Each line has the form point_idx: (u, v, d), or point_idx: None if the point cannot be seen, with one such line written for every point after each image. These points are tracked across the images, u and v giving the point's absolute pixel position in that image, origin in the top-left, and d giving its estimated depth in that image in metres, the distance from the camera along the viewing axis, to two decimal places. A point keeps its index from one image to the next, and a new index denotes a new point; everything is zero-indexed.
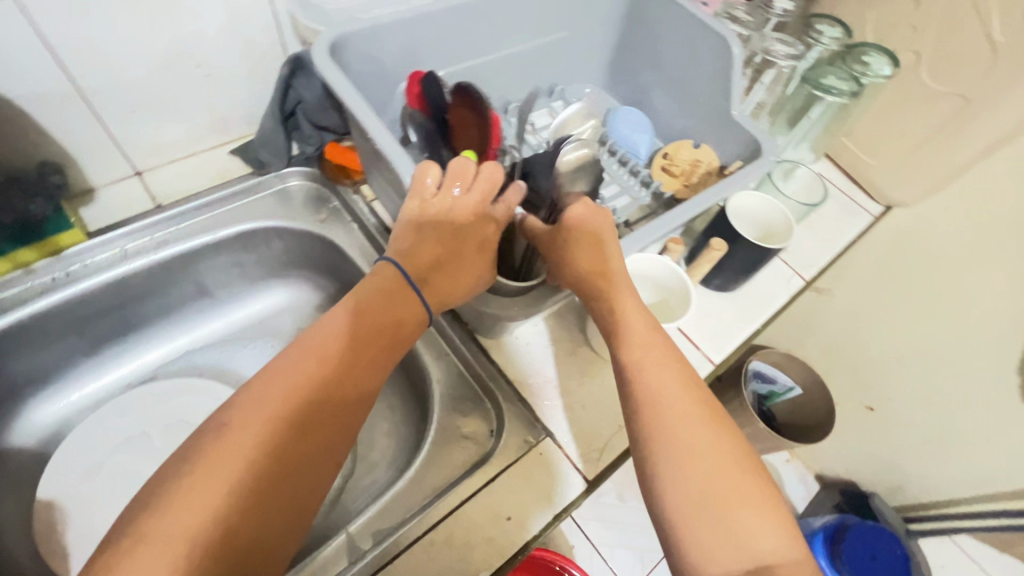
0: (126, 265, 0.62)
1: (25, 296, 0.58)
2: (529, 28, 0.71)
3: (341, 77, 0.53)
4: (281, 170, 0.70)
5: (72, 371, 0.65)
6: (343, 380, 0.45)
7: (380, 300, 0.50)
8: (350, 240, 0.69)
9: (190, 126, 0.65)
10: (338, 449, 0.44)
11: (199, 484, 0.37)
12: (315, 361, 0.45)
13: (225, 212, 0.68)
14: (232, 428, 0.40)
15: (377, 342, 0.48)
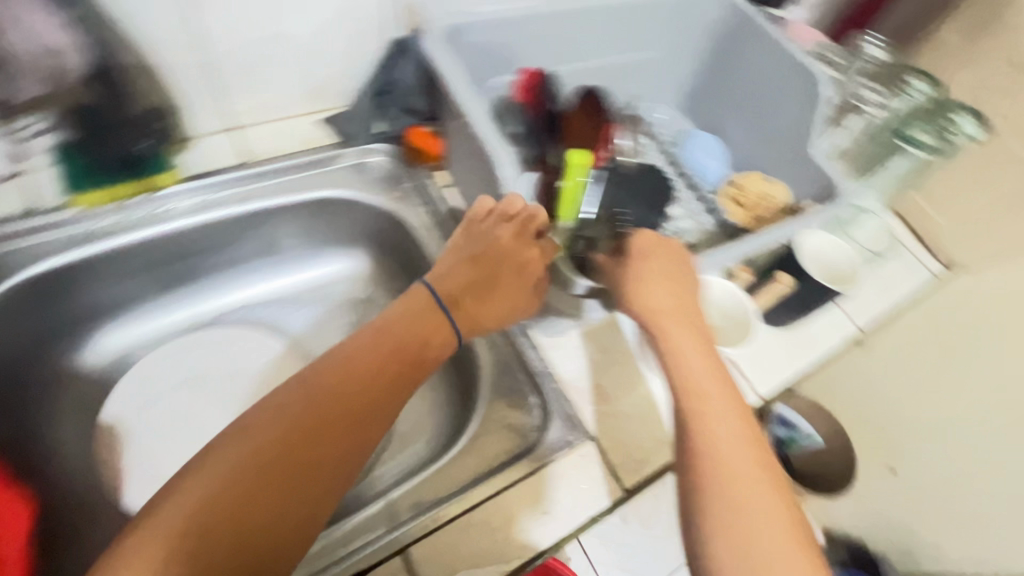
0: (205, 216, 0.65)
1: (113, 229, 0.61)
2: (619, 41, 0.74)
3: (454, 62, 0.60)
4: (365, 145, 0.72)
5: (140, 307, 0.68)
6: (364, 389, 0.48)
7: (409, 319, 0.54)
8: (421, 222, 0.71)
9: (286, 91, 0.69)
10: (352, 455, 0.46)
11: (217, 468, 0.41)
12: (339, 371, 0.48)
13: (304, 177, 0.70)
14: (254, 423, 0.44)
15: (401, 357, 0.51)
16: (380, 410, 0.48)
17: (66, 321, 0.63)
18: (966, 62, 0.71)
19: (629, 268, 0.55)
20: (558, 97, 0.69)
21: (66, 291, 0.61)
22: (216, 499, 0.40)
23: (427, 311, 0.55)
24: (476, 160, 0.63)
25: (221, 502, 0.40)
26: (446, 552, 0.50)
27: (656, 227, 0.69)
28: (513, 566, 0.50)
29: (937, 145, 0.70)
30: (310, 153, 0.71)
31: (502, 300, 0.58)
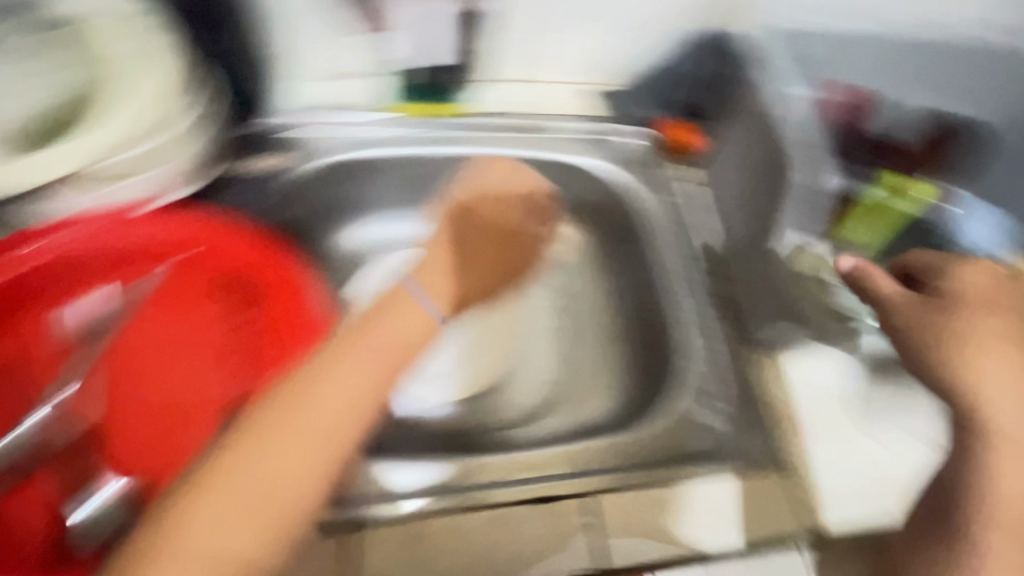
0: (467, 148, 0.71)
1: (397, 138, 0.71)
2: (920, 75, 0.69)
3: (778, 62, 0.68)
4: (625, 127, 0.75)
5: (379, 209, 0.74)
6: (338, 395, 0.45)
7: (384, 319, 0.52)
8: (656, 206, 0.72)
9: (581, 61, 0.74)
10: (313, 432, 0.44)
11: (205, 510, 0.39)
12: (333, 374, 0.46)
13: (561, 138, 0.73)
14: (234, 448, 0.42)
15: (378, 358, 0.49)
16: (321, 380, 0.46)
17: (326, 203, 0.71)
18: None
19: (965, 312, 0.52)
20: (874, 126, 0.70)
21: (345, 177, 0.70)
22: (225, 532, 0.39)
23: (427, 280, 0.58)
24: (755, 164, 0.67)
25: (240, 527, 0.39)
26: (618, 522, 0.53)
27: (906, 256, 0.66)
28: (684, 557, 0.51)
29: None
30: (578, 118, 0.74)
31: (435, 291, 0.57)
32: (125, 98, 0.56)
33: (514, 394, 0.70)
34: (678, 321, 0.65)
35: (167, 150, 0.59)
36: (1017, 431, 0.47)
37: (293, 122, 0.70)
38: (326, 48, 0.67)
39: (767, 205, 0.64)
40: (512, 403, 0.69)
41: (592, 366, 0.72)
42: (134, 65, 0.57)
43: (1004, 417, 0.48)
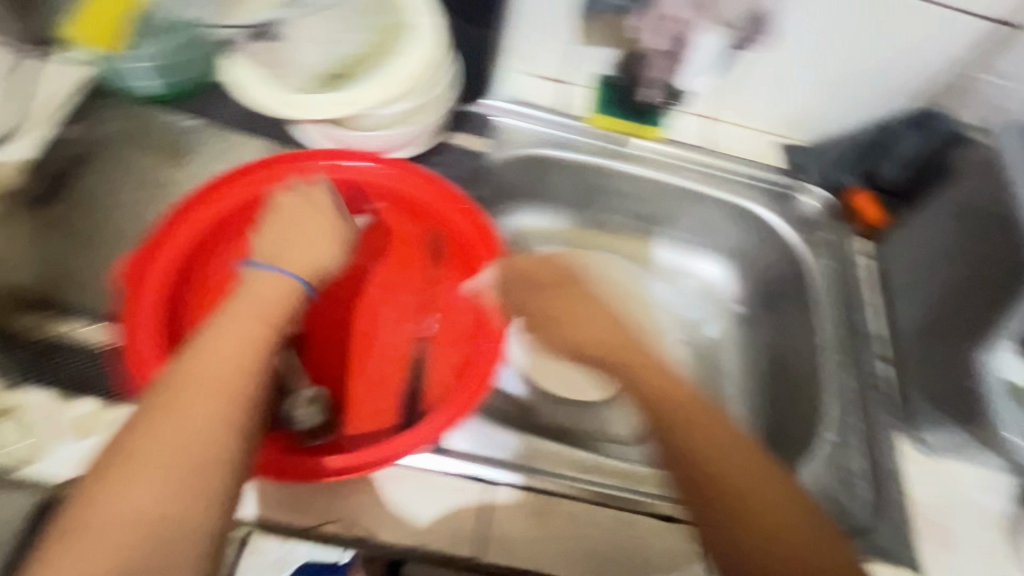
0: (648, 171, 0.73)
1: (584, 146, 0.72)
2: None
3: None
4: (808, 185, 0.73)
5: (546, 208, 0.79)
6: (243, 341, 0.41)
7: (235, 304, 0.43)
8: (819, 271, 0.69)
9: (780, 110, 0.73)
10: (189, 409, 0.37)
11: (126, 483, 0.34)
12: (210, 346, 0.40)
13: (738, 182, 0.73)
14: (141, 422, 0.36)
15: (254, 320, 0.42)
16: (206, 351, 0.39)
17: (502, 189, 0.74)
18: None
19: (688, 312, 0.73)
20: None
21: (534, 171, 0.73)
22: (152, 493, 0.34)
23: (305, 238, 0.50)
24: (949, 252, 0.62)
25: (163, 486, 0.34)
26: None
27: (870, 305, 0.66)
28: None
29: None
30: (757, 167, 0.74)
31: (315, 225, 0.51)
32: (410, 59, 0.54)
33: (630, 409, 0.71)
34: (827, 389, 0.63)
35: (417, 113, 0.58)
36: (703, 428, 0.48)
37: (496, 113, 0.71)
38: (548, 46, 0.70)
39: (963, 278, 0.59)
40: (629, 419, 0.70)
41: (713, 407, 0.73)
42: (428, 28, 0.55)
43: (707, 438, 0.47)
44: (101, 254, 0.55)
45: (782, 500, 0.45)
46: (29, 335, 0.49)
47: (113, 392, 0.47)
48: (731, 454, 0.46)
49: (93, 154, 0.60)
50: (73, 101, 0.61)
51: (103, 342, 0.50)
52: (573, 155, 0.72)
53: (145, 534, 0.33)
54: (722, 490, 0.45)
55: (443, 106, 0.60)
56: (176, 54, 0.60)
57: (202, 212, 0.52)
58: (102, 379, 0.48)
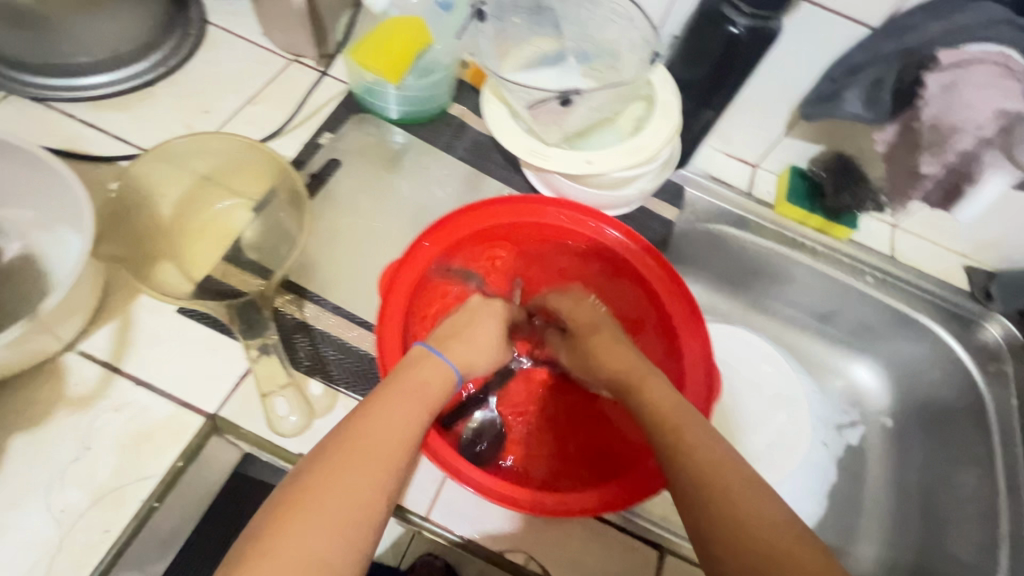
0: (825, 267, 0.74)
1: (765, 231, 0.74)
2: None
3: None
4: (994, 314, 0.71)
5: (710, 281, 0.82)
6: (407, 417, 0.41)
7: (406, 376, 0.45)
8: (999, 406, 0.66)
9: (975, 235, 0.72)
10: (365, 469, 0.36)
11: (293, 528, 0.33)
12: (378, 414, 0.40)
13: (917, 296, 0.73)
14: (319, 463, 0.36)
15: (418, 401, 0.43)
16: (375, 416, 0.40)
17: (677, 257, 0.78)
18: None
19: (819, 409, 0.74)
20: None
21: (712, 246, 0.77)
22: (314, 548, 0.32)
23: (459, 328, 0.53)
24: None
25: (324, 544, 0.33)
26: None
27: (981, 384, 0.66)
28: None
29: None
30: (938, 283, 0.73)
31: (465, 321, 0.54)
32: (651, 133, 0.59)
33: None
34: (998, 532, 0.60)
35: (644, 178, 0.62)
36: (739, 485, 0.37)
37: (688, 183, 0.75)
38: (750, 133, 0.73)
39: None
40: None
41: (853, 519, 0.72)
42: (670, 107, 0.59)
43: (731, 481, 0.37)
44: (340, 250, 0.61)
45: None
46: (280, 316, 0.54)
47: (351, 387, 0.52)
48: (754, 502, 0.36)
49: (340, 160, 0.66)
50: (332, 107, 0.69)
51: (339, 336, 0.55)
52: (753, 236, 0.74)
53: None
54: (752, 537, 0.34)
55: (661, 174, 0.63)
56: (429, 85, 0.66)
57: (441, 235, 0.57)
58: (342, 373, 0.53)
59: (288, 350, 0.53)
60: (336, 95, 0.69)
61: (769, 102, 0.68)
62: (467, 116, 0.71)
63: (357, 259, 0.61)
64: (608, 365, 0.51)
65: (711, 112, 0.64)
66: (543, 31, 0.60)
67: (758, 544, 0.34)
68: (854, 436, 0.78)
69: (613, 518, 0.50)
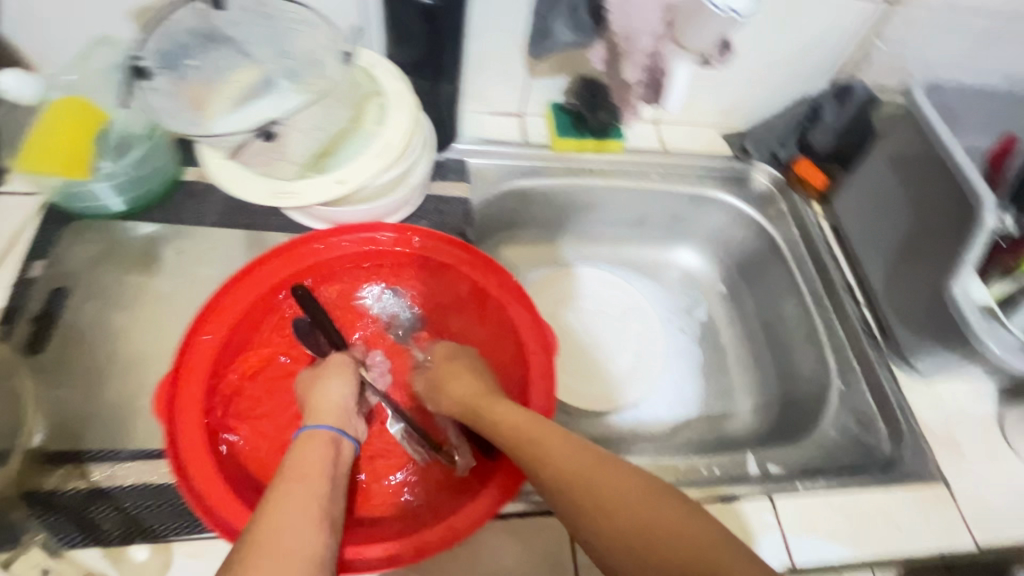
0: (615, 182, 0.78)
1: (552, 172, 0.77)
2: None
3: (938, 118, 0.63)
4: (755, 164, 0.80)
5: (532, 234, 0.83)
6: (309, 495, 0.38)
7: (293, 467, 0.40)
8: (786, 240, 0.77)
9: (717, 106, 0.80)
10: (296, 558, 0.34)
11: None
12: (284, 502, 0.37)
13: (696, 174, 0.80)
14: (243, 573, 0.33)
15: (319, 475, 0.40)
16: (283, 504, 0.37)
17: (491, 226, 0.78)
18: None
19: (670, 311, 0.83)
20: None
21: (515, 203, 0.77)
22: None
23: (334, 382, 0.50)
24: (881, 205, 0.69)
25: None
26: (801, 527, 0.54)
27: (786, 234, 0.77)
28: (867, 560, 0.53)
29: None
30: (708, 157, 0.81)
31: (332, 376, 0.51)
32: (394, 128, 0.56)
33: (655, 405, 0.75)
34: (821, 344, 0.70)
35: (413, 173, 0.61)
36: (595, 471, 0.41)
37: (467, 155, 0.74)
38: (503, 88, 0.73)
39: (912, 223, 0.65)
40: (661, 414, 0.75)
41: (727, 383, 0.78)
42: (400, 95, 0.57)
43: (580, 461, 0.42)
44: (111, 386, 0.51)
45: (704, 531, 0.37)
46: (61, 495, 0.45)
47: (183, 530, 0.44)
48: (631, 493, 0.39)
49: (69, 285, 0.55)
50: (32, 228, 0.57)
51: (147, 479, 0.47)
52: (544, 180, 0.76)
53: None
54: (636, 529, 0.38)
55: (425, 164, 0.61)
56: (139, 162, 0.57)
57: (224, 319, 0.51)
58: (164, 520, 0.45)
59: (87, 530, 0.44)
60: (32, 213, 0.57)
61: (497, 54, 0.69)
62: (206, 177, 0.63)
63: (137, 386, 0.52)
64: (452, 392, 0.51)
65: (448, 83, 0.62)
66: (234, 64, 0.54)
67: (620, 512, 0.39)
68: (700, 312, 0.84)
69: (512, 509, 0.50)
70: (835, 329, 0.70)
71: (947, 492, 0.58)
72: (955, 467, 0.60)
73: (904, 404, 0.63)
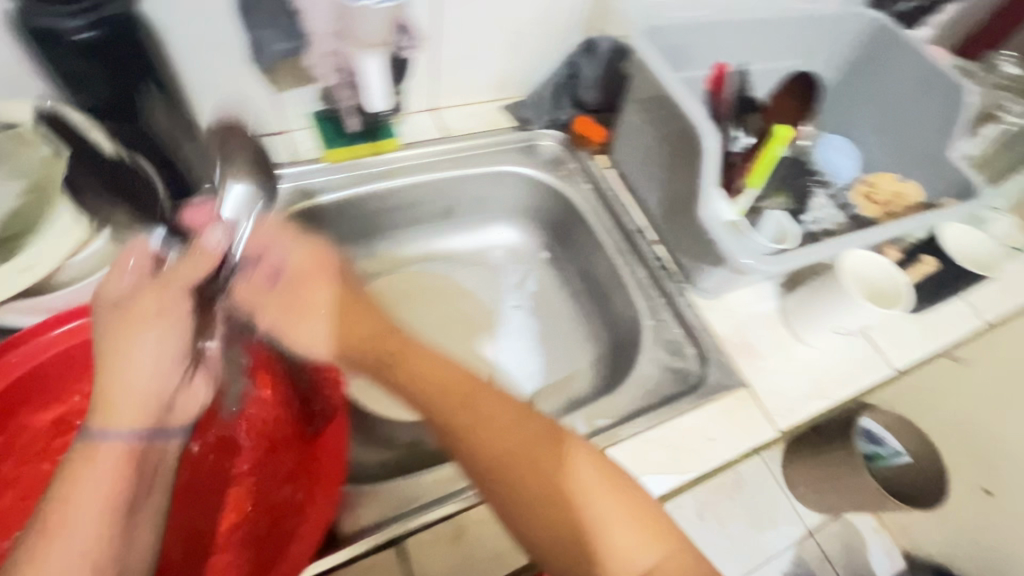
0: (406, 178, 0.75)
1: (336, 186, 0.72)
2: (788, 33, 0.77)
3: (658, 57, 0.64)
4: (536, 130, 0.81)
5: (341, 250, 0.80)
6: (89, 504, 0.41)
7: (78, 476, 0.42)
8: (579, 196, 0.79)
9: (485, 81, 0.79)
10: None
11: None
12: (66, 517, 0.40)
13: (486, 153, 0.80)
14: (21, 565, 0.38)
15: (114, 478, 0.43)
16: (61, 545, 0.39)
17: None
18: None
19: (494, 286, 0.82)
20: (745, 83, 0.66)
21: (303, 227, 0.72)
22: None
23: (160, 340, 0.48)
24: (642, 145, 0.72)
25: None
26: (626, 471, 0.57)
27: (574, 194, 0.79)
28: (688, 479, 0.57)
29: None
30: (492, 133, 0.81)
31: (153, 353, 0.48)
32: None
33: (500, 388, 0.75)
34: (627, 288, 0.73)
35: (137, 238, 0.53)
36: (512, 416, 0.50)
37: None
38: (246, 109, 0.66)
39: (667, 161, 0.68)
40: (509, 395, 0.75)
41: (566, 343, 0.80)
42: (93, 161, 0.51)
43: (497, 408, 0.51)
44: None
45: (578, 471, 0.47)
46: None
47: None
48: (543, 444, 0.49)
49: None
50: None
51: None
52: (328, 195, 0.71)
53: None
54: (537, 462, 0.48)
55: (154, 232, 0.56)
56: None
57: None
58: None
59: None
60: None
61: (226, 73, 0.62)
62: None
63: None
64: (363, 333, 0.58)
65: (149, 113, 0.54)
66: None
67: (529, 453, 0.48)
68: (530, 285, 0.85)
69: (337, 560, 0.49)
70: (630, 270, 0.74)
71: (748, 392, 0.64)
72: (753, 368, 0.66)
73: (698, 325, 0.68)
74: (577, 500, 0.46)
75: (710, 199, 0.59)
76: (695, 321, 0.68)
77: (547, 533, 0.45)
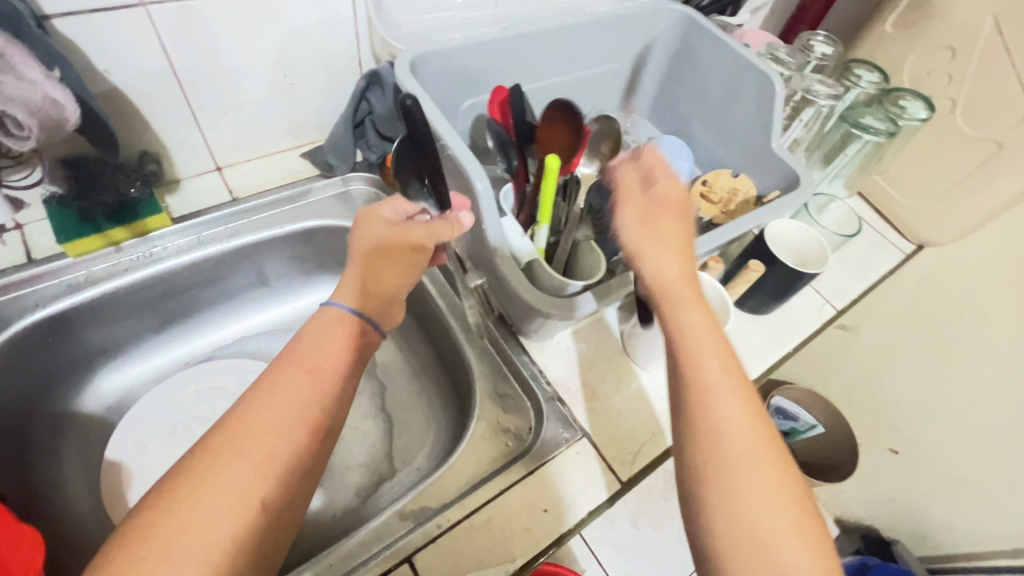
0: (201, 251, 0.66)
1: (100, 277, 0.61)
2: (588, 42, 0.73)
3: (421, 92, 0.57)
4: (345, 174, 0.74)
5: (134, 346, 0.69)
6: (284, 383, 0.43)
7: (314, 328, 0.48)
8: None
9: (270, 131, 0.71)
10: (266, 425, 0.40)
11: (200, 479, 0.37)
12: (276, 383, 0.43)
13: (289, 210, 0.71)
14: (229, 420, 0.40)
15: (302, 369, 0.44)
16: (269, 394, 0.42)
17: (58, 366, 0.63)
18: (874, 54, 0.81)
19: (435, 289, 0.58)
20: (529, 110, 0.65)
21: (60, 335, 0.61)
22: (212, 494, 0.36)
23: (381, 262, 0.53)
24: None
25: (206, 495, 0.36)
26: (448, 563, 0.49)
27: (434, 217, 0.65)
28: (520, 564, 0.49)
29: (892, 128, 0.71)
30: (291, 185, 0.73)
31: (393, 264, 0.54)
32: None
33: (336, 474, 0.66)
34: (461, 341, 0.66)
35: None
36: (745, 389, 0.43)
37: None
38: None
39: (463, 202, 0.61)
40: (346, 484, 0.66)
41: (414, 404, 0.73)
42: None
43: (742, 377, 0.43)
44: None
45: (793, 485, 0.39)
46: None
47: None
48: (755, 438, 0.40)
49: None
50: None
51: None
52: (98, 287, 0.61)
53: (182, 529, 0.35)
54: (760, 445, 0.40)
55: None
56: None
57: None
58: None
59: None
60: None
61: None
62: None
63: None
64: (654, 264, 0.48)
65: None
66: None
67: (747, 428, 0.40)
68: None
69: None
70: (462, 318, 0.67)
71: (584, 444, 0.57)
72: (592, 411, 0.60)
73: (528, 371, 0.62)
74: (773, 478, 0.38)
75: (497, 233, 0.53)
76: (527, 367, 0.62)
77: (739, 490, 0.38)
